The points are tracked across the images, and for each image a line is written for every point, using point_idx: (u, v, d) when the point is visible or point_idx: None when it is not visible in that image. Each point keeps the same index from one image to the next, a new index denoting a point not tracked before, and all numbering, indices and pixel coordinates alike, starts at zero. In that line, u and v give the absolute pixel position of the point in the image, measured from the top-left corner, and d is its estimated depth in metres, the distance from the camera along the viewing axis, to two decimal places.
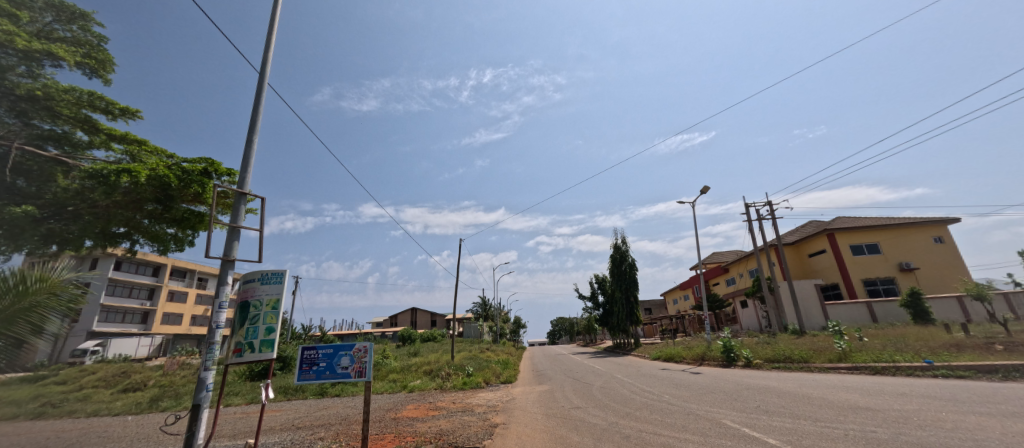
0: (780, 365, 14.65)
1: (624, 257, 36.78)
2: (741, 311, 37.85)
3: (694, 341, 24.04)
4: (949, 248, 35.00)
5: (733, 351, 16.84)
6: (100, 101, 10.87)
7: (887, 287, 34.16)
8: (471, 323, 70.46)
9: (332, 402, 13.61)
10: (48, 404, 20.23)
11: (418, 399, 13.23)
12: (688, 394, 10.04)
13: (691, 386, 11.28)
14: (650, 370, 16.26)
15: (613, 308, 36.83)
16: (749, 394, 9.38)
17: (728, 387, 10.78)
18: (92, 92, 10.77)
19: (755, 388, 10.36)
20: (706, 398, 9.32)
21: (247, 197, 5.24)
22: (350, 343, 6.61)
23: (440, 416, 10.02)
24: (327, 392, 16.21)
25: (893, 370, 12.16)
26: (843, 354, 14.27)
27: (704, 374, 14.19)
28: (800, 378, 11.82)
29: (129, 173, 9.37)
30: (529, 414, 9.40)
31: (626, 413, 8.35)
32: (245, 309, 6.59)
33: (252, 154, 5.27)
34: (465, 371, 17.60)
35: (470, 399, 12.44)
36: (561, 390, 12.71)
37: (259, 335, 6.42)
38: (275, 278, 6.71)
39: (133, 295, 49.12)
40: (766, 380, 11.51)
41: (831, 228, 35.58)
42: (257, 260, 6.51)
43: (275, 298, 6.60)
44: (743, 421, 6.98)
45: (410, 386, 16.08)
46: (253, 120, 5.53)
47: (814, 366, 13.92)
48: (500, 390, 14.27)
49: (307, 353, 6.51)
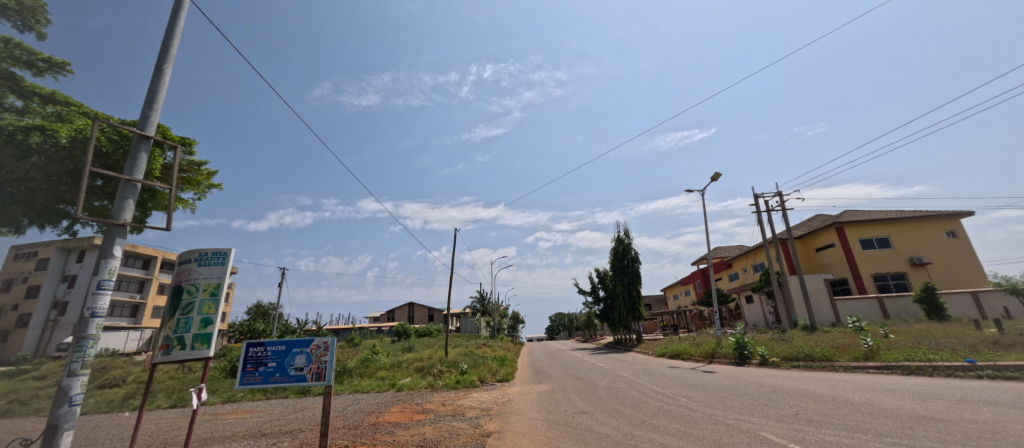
0: (801, 364, 13.51)
1: (627, 250, 35.47)
2: (747, 307, 36.71)
3: (701, 337, 22.87)
4: (962, 242, 33.84)
5: (747, 348, 15.66)
6: (21, 51, 9.64)
7: (898, 282, 33.03)
8: (469, 318, 69.36)
9: (311, 404, 12.33)
10: (15, 401, 19.00)
11: (403, 400, 11.95)
12: (708, 397, 8.86)
13: (708, 388, 10.08)
14: (658, 369, 15.05)
15: (614, 303, 35.74)
16: (781, 398, 8.15)
17: (751, 389, 9.58)
18: (12, 41, 9.52)
19: (783, 390, 9.18)
20: (731, 402, 8.14)
21: (150, 143, 4.01)
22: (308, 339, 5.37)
23: (425, 422, 8.76)
24: (310, 390, 14.93)
25: (930, 370, 11.00)
26: (870, 353, 13.09)
27: (719, 373, 13.01)
28: (829, 380, 10.63)
29: (39, 131, 8.54)
30: (527, 420, 8.19)
31: (642, 421, 7.14)
32: (177, 295, 5.37)
33: (162, 88, 4.14)
34: (459, 368, 16.37)
35: (462, 400, 11.19)
36: (563, 392, 11.50)
37: (192, 328, 5.18)
38: (216, 258, 5.49)
39: (122, 288, 48.01)
40: (794, 383, 10.29)
41: (840, 221, 34.39)
42: (168, 232, 5.21)
43: (215, 282, 5.39)
44: (786, 434, 5.74)
45: (399, 384, 14.88)
46: (165, 50, 4.39)
47: (838, 365, 12.76)
48: (495, 390, 12.99)
49: (252, 350, 5.25)
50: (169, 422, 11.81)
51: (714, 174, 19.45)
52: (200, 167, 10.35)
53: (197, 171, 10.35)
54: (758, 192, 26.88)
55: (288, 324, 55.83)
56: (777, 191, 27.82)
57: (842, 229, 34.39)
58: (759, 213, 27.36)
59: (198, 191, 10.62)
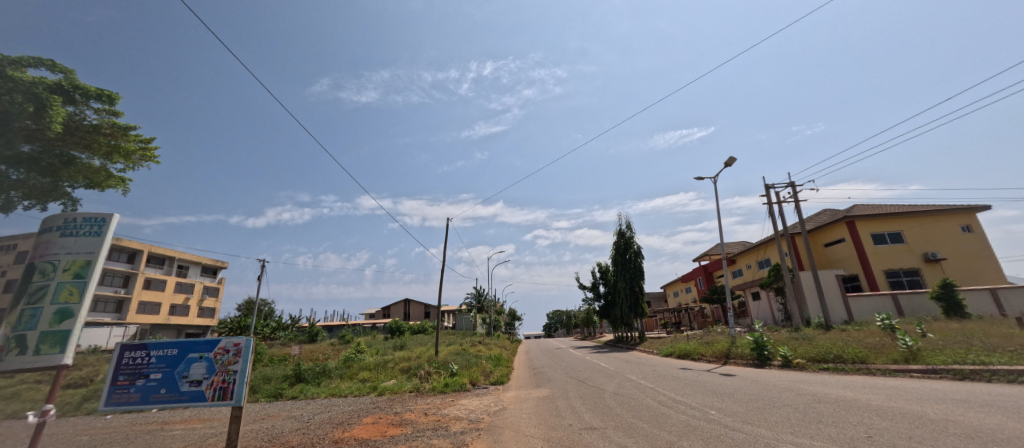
0: (830, 367, 12.06)
1: (630, 244, 33.97)
2: (753, 304, 35.35)
3: (709, 336, 21.31)
4: (979, 237, 32.38)
5: (766, 348, 14.16)
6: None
7: (911, 279, 31.64)
8: (464, 315, 67.87)
9: (276, 413, 10.82)
10: None
11: (380, 408, 10.38)
12: (741, 409, 7.38)
13: (736, 396, 8.58)
14: (668, 371, 13.63)
15: (616, 300, 34.26)
16: (836, 413, 6.66)
17: (791, 399, 8.07)
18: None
19: (831, 400, 7.71)
20: (774, 418, 6.64)
21: None
22: (208, 345, 4.88)
23: (398, 439, 7.19)
24: (284, 393, 14.12)
25: (988, 374, 9.50)
26: (911, 354, 11.58)
27: (738, 376, 11.56)
28: (872, 386, 9.18)
29: None
30: (522, 438, 6.64)
31: (668, 442, 5.64)
32: (28, 277, 4.58)
33: None
34: (449, 369, 14.76)
35: (448, 409, 9.65)
36: (564, 398, 10.05)
37: (43, 321, 4.50)
38: (87, 230, 4.81)
39: (106, 283, 47.60)
40: (837, 390, 8.77)
41: (852, 215, 32.91)
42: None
43: (83, 261, 4.72)
44: None
45: (381, 387, 13.33)
46: None
47: (875, 368, 11.32)
48: (487, 396, 11.40)
49: (129, 359, 4.73)
50: (106, 432, 10.08)
51: (728, 160, 17.93)
52: (126, 131, 9.21)
53: (125, 134, 9.22)
54: (769, 183, 25.39)
55: (279, 321, 54.41)
56: (790, 181, 26.30)
57: (852, 223, 32.94)
58: (770, 205, 25.91)
59: (126, 159, 9.48)
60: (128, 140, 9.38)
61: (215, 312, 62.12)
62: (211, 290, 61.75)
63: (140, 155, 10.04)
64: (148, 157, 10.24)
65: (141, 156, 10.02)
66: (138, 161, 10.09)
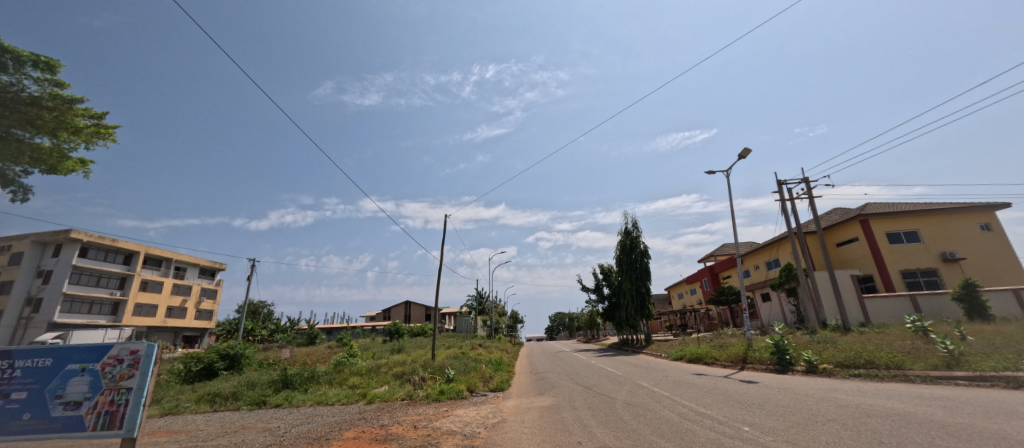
0: (861, 373, 11.02)
1: (635, 243, 32.98)
2: (763, 306, 34.15)
3: (721, 339, 20.28)
4: (998, 236, 31.17)
5: (788, 353, 13.04)
6: None
7: (929, 279, 30.46)
8: (465, 317, 66.81)
9: (255, 425, 9.89)
10: None
11: (366, 420, 9.36)
12: (779, 425, 6.32)
13: (767, 408, 7.53)
14: (681, 377, 12.56)
15: (621, 302, 33.20)
16: (896, 431, 5.60)
17: (832, 412, 7.01)
18: None
19: (882, 415, 6.65)
20: (822, 436, 5.60)
21: None
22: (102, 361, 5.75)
23: None
24: (268, 401, 13.11)
25: None
26: (953, 359, 10.49)
27: (762, 384, 10.47)
28: (920, 396, 8.10)
29: None
30: None
31: None
32: None
33: None
34: (446, 375, 13.69)
35: (440, 421, 8.62)
36: (571, 409, 9.02)
37: None
38: None
39: (102, 284, 46.99)
40: (884, 402, 7.69)
41: (865, 213, 31.78)
42: None
43: None
44: None
45: (371, 394, 12.31)
46: None
47: (914, 375, 10.24)
48: (484, 405, 10.38)
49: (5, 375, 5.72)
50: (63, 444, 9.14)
51: (743, 151, 16.89)
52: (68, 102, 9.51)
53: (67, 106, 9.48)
54: (781, 179, 24.37)
55: (278, 323, 53.61)
56: (803, 177, 25.26)
57: (866, 222, 31.82)
58: (782, 202, 24.86)
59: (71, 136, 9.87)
60: (73, 113, 9.67)
61: (213, 314, 61.37)
62: (209, 292, 61.03)
63: (93, 131, 10.33)
64: (104, 133, 10.51)
65: (97, 134, 10.41)
66: (93, 138, 10.40)
